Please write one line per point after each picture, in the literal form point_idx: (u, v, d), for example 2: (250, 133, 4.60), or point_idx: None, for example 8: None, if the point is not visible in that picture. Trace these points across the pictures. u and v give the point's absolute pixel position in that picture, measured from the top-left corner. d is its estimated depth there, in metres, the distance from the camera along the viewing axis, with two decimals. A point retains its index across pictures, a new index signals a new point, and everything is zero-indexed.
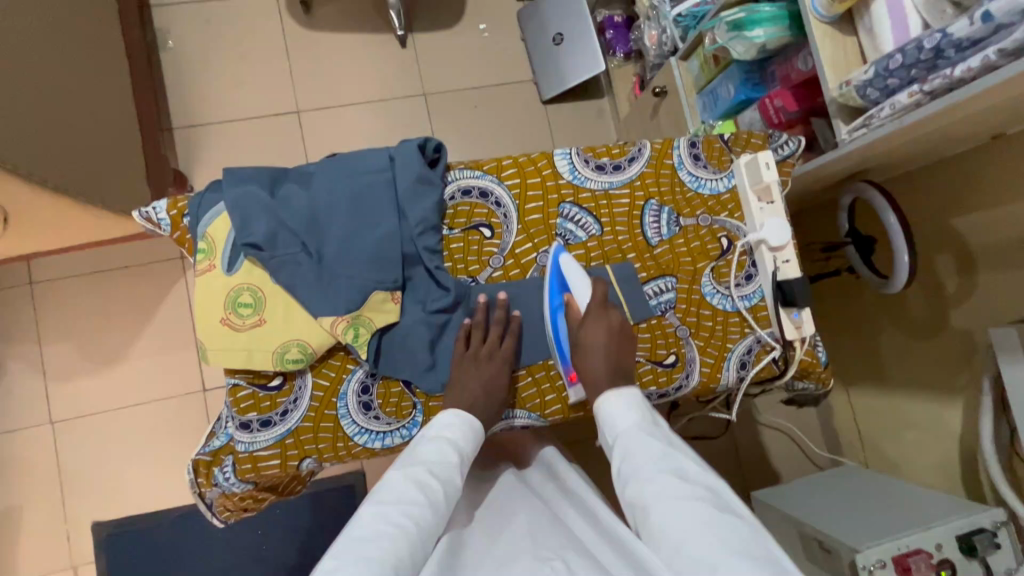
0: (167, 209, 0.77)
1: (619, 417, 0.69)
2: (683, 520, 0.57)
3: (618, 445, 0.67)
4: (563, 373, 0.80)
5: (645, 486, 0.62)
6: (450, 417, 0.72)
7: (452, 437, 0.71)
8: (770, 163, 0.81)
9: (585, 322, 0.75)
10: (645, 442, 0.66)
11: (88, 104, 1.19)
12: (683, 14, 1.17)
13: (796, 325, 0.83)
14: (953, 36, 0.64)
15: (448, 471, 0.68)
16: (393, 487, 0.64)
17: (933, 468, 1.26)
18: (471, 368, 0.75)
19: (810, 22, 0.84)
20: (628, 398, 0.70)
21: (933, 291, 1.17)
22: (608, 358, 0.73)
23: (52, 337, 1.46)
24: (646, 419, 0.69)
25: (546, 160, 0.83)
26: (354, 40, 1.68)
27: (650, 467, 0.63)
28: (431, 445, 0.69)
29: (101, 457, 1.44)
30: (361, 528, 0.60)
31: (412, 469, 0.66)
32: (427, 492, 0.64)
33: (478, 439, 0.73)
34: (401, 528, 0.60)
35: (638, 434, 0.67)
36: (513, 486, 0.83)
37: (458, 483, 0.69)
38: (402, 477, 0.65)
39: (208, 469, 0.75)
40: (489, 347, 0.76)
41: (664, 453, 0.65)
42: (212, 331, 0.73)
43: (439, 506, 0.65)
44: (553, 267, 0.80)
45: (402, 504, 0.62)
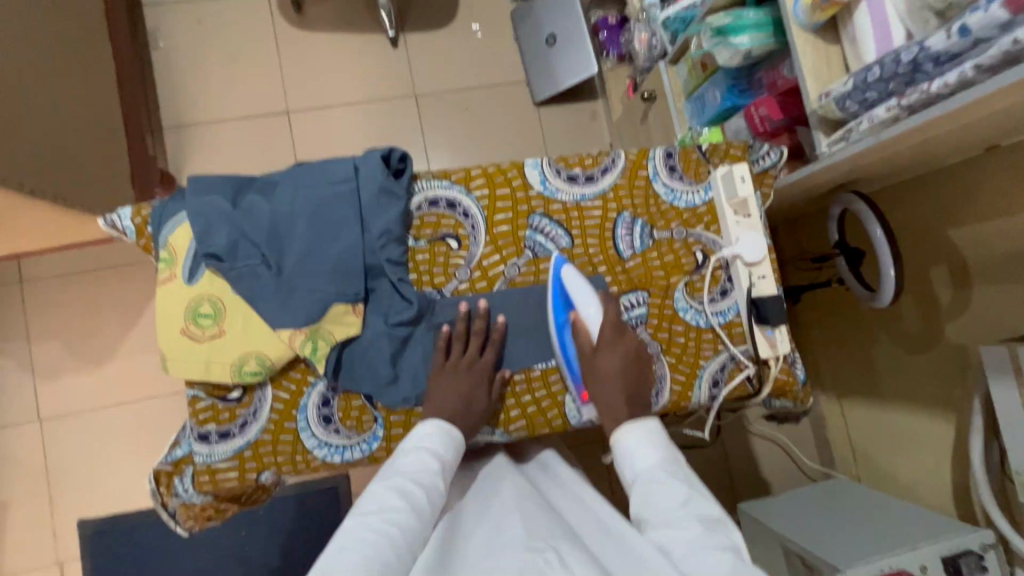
0: (131, 217, 0.77)
1: (641, 455, 0.68)
2: (702, 564, 0.53)
3: (638, 486, 0.65)
4: (575, 391, 0.79)
5: (665, 529, 0.58)
6: (425, 426, 0.70)
7: (432, 446, 0.68)
8: (746, 176, 0.79)
9: (598, 349, 0.75)
10: (667, 484, 0.63)
11: (73, 105, 1.19)
12: (671, 18, 1.09)
13: (771, 342, 0.80)
14: (930, 49, 0.61)
15: (430, 478, 0.65)
16: (375, 497, 0.61)
17: (926, 484, 1.22)
18: (449, 381, 0.73)
19: (792, 30, 0.81)
20: (650, 437, 0.69)
21: (927, 304, 1.14)
22: (622, 386, 0.74)
23: (41, 336, 1.47)
24: (669, 461, 0.67)
25: (516, 170, 0.82)
26: (345, 40, 1.66)
27: (672, 510, 0.60)
28: (410, 456, 0.67)
29: (88, 455, 1.45)
30: (345, 539, 0.56)
31: (394, 480, 0.63)
32: (410, 499, 0.61)
33: (457, 448, 0.71)
34: (384, 533, 0.56)
35: (661, 476, 0.64)
36: (501, 467, 0.81)
37: (442, 488, 0.65)
38: (385, 487, 0.62)
39: (169, 479, 0.75)
40: (468, 359, 0.75)
41: (686, 498, 0.61)
42: (172, 341, 0.72)
43: (424, 514, 0.61)
44: (553, 280, 0.77)
45: (386, 512, 0.59)
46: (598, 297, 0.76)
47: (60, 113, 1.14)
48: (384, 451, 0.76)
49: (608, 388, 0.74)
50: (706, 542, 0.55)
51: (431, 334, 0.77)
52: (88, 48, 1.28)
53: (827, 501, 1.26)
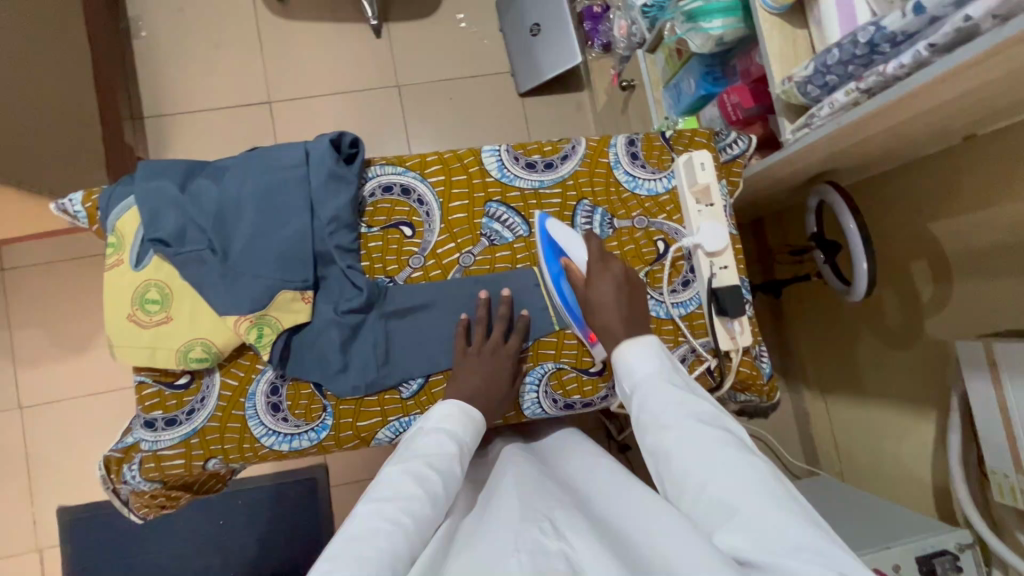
0: (81, 202, 0.76)
1: (638, 363, 0.63)
2: (711, 467, 0.51)
3: (636, 393, 0.61)
4: (582, 335, 0.75)
5: (668, 433, 0.55)
6: (447, 409, 0.68)
7: (450, 431, 0.66)
8: (706, 163, 0.77)
9: (590, 282, 0.71)
10: (663, 390, 0.60)
11: (46, 91, 1.18)
12: (648, 5, 1.10)
13: (731, 335, 0.79)
14: (887, 29, 0.59)
15: (448, 462, 0.62)
16: (390, 482, 0.57)
17: (910, 483, 1.19)
18: (475, 362, 0.73)
19: (758, 14, 0.79)
20: (647, 346, 0.64)
21: (908, 298, 1.10)
22: (625, 312, 0.69)
23: (21, 324, 1.47)
24: (665, 365, 0.63)
25: (472, 156, 0.80)
26: (327, 30, 1.65)
27: (670, 414, 0.57)
28: (429, 438, 0.64)
29: (66, 443, 1.45)
30: (357, 527, 0.52)
31: (409, 463, 0.60)
32: (426, 485, 0.57)
33: (476, 432, 0.69)
34: (399, 524, 0.52)
35: (657, 381, 0.61)
36: (515, 452, 0.77)
37: (459, 475, 0.62)
38: (398, 468, 0.59)
39: (118, 466, 0.74)
40: (493, 342, 0.75)
41: (683, 400, 0.58)
42: (117, 327, 0.71)
43: (439, 503, 0.58)
44: (541, 233, 0.76)
45: (400, 499, 0.55)
46: (584, 238, 0.75)
47: (30, 98, 1.13)
48: (333, 440, 0.76)
49: (605, 312, 0.69)
50: (707, 441, 0.53)
51: (406, 324, 0.77)
52: (65, 34, 1.27)
53: (807, 499, 1.23)
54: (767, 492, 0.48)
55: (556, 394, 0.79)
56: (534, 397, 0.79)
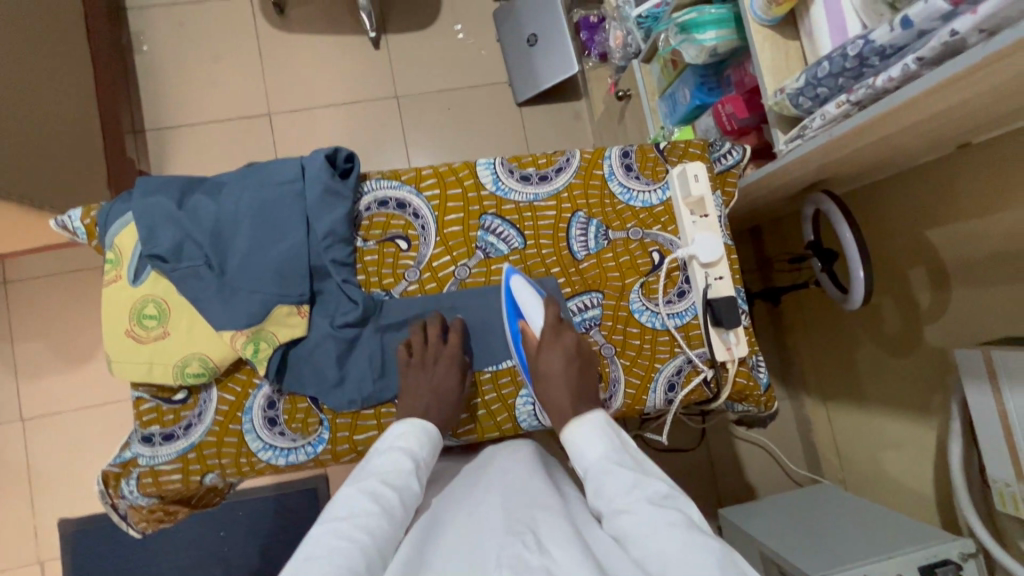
0: (81, 218, 0.77)
1: (588, 448, 0.64)
2: (665, 547, 0.50)
3: (589, 481, 0.61)
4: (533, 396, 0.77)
5: (621, 517, 0.55)
6: (402, 427, 0.69)
7: (407, 446, 0.67)
8: (700, 175, 0.77)
9: (541, 349, 0.73)
10: (615, 474, 0.60)
11: (49, 107, 1.20)
12: (644, 16, 1.10)
13: (727, 345, 0.79)
14: (875, 42, 0.59)
15: (404, 478, 0.63)
16: (345, 503, 0.59)
17: (911, 491, 1.19)
18: (419, 374, 0.73)
19: (750, 27, 0.79)
20: (595, 426, 0.66)
21: (908, 306, 1.10)
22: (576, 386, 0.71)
23: (24, 336, 1.48)
24: (615, 448, 0.64)
25: (467, 169, 0.81)
26: (326, 42, 1.67)
27: (624, 498, 0.57)
28: (383, 458, 0.65)
29: (68, 455, 1.46)
30: (313, 549, 0.53)
31: (364, 483, 0.61)
32: (381, 501, 0.59)
33: (433, 446, 0.70)
34: (354, 540, 0.53)
35: (608, 465, 0.61)
36: (496, 451, 0.78)
37: (417, 490, 0.63)
38: (353, 489, 0.60)
39: (117, 481, 0.75)
40: (433, 350, 0.74)
41: (636, 482, 0.58)
42: (116, 342, 0.72)
43: (397, 515, 0.59)
44: (506, 292, 0.77)
45: (355, 516, 0.56)
46: (545, 303, 0.76)
47: (32, 114, 1.14)
48: (330, 454, 0.75)
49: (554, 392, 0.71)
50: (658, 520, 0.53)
51: (401, 337, 0.77)
52: (67, 50, 1.28)
53: (809, 508, 1.23)
54: (718, 566, 0.47)
55: None
56: (531, 409, 0.78)
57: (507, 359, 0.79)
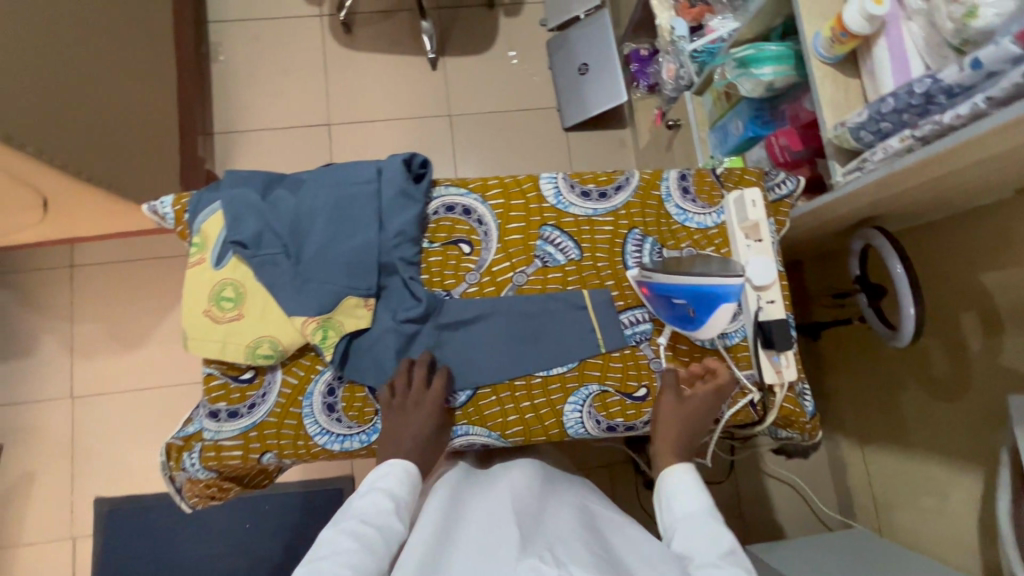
0: (171, 204, 0.84)
1: (687, 496, 0.69)
2: None
3: (682, 522, 0.67)
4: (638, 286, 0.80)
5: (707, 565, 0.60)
6: (384, 466, 0.71)
7: (387, 486, 0.68)
8: (757, 201, 0.80)
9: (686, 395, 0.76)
10: (711, 528, 0.65)
11: (140, 106, 1.29)
12: (699, 50, 1.20)
13: (776, 368, 0.79)
14: (943, 81, 0.62)
15: (384, 517, 0.64)
16: (328, 544, 0.61)
17: (951, 539, 1.16)
18: (402, 418, 0.73)
19: (812, 63, 0.83)
20: (699, 481, 0.71)
21: (956, 349, 1.09)
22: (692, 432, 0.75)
23: (83, 318, 1.56)
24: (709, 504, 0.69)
25: (531, 182, 0.85)
26: (387, 61, 1.76)
27: (711, 553, 0.62)
28: (365, 498, 0.66)
29: (111, 435, 1.51)
30: None
31: (344, 524, 0.63)
32: (360, 539, 0.61)
33: (415, 484, 0.71)
34: None
35: (706, 519, 0.66)
36: (513, 464, 0.82)
37: (399, 529, 0.65)
38: (336, 530, 0.62)
39: (179, 453, 0.79)
40: (415, 394, 0.74)
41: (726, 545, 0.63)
42: (194, 321, 0.76)
43: (379, 552, 0.61)
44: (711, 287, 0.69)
45: (337, 556, 0.59)
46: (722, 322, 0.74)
47: (125, 108, 1.23)
48: None
49: (669, 418, 0.75)
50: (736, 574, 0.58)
51: (457, 336, 0.80)
52: (156, 54, 1.39)
53: (846, 552, 1.19)
54: None
55: (600, 415, 0.80)
56: (578, 416, 0.80)
57: (557, 366, 0.80)
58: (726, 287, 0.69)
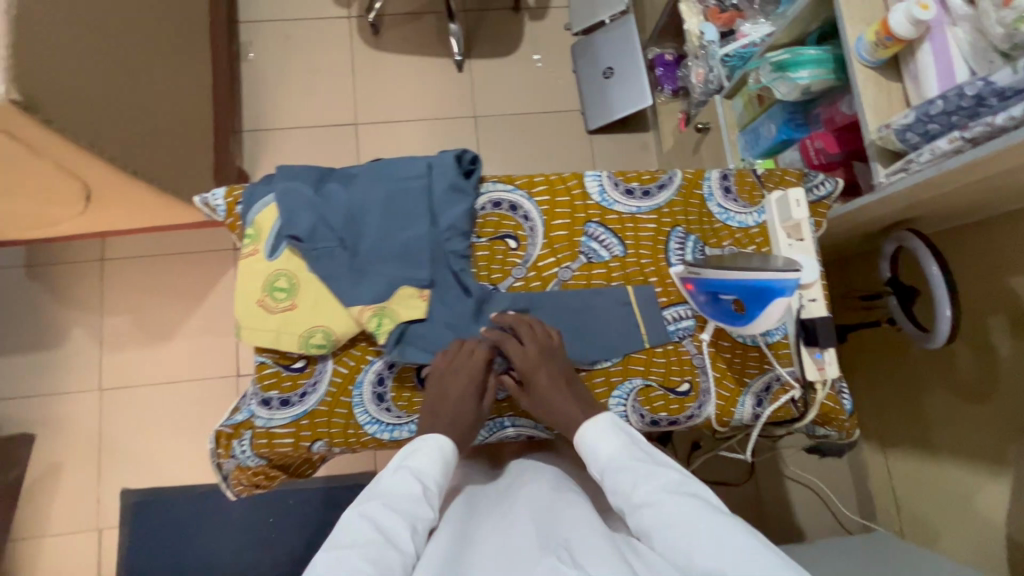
0: (223, 197, 0.85)
1: (604, 449, 0.67)
2: (693, 536, 0.53)
3: (609, 475, 0.64)
4: (681, 283, 0.82)
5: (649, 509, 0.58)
6: (416, 445, 0.68)
7: (414, 467, 0.65)
8: (801, 200, 0.80)
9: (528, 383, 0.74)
10: (640, 469, 0.63)
11: (181, 102, 1.31)
12: (731, 55, 1.22)
13: (819, 365, 0.79)
14: (996, 83, 0.64)
15: (409, 501, 0.61)
16: (349, 528, 0.57)
17: (978, 546, 1.14)
18: (449, 375, 0.75)
19: (854, 67, 0.84)
20: (615, 429, 0.69)
21: (984, 352, 1.10)
22: (578, 404, 0.73)
23: (113, 311, 1.58)
24: (630, 443, 0.67)
25: (576, 180, 0.86)
26: (414, 62, 1.79)
27: (651, 491, 0.60)
28: (393, 478, 0.64)
29: (138, 427, 1.53)
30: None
31: (366, 507, 0.60)
32: (383, 527, 0.57)
33: (444, 463, 0.68)
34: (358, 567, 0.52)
35: (633, 458, 0.64)
36: (524, 469, 0.81)
37: (427, 514, 0.61)
38: (359, 515, 0.59)
39: (227, 441, 0.80)
40: (466, 354, 0.76)
41: (657, 475, 0.61)
42: (248, 310, 0.78)
43: (404, 539, 0.57)
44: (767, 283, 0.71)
45: (358, 544, 0.55)
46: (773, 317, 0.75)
47: (168, 104, 1.25)
48: None
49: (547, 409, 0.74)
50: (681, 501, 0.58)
51: None
52: (194, 52, 1.41)
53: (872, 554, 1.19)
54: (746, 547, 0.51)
55: (644, 409, 0.81)
56: (622, 410, 0.81)
57: (602, 360, 0.82)
58: (782, 281, 0.70)
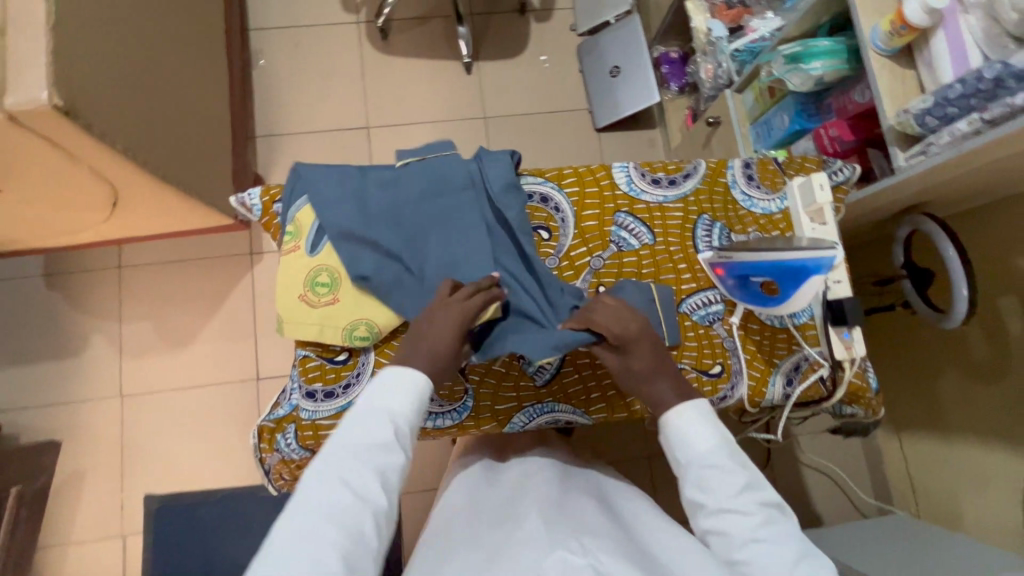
0: (260, 196, 0.87)
1: (693, 439, 0.65)
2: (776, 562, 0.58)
3: (694, 471, 0.64)
4: (710, 267, 0.85)
5: (729, 518, 0.61)
6: (387, 384, 0.65)
7: (387, 410, 0.64)
8: (824, 184, 0.83)
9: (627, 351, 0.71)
10: (729, 473, 0.63)
11: (201, 107, 1.33)
12: (740, 50, 1.26)
13: (846, 344, 0.82)
14: (1014, 66, 0.67)
15: (377, 453, 0.61)
16: (318, 485, 0.59)
17: (996, 523, 1.16)
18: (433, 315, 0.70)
19: (869, 55, 0.87)
20: (699, 415, 0.67)
21: (995, 331, 1.13)
22: (664, 377, 0.70)
23: (131, 318, 1.59)
24: (718, 438, 0.65)
25: (604, 171, 0.89)
26: (423, 66, 1.81)
27: (735, 500, 0.62)
28: (361, 425, 0.62)
29: (160, 433, 1.53)
30: (285, 542, 0.55)
31: (336, 459, 0.60)
32: (353, 487, 0.59)
33: (419, 400, 0.66)
34: (324, 534, 0.55)
35: (718, 458, 0.64)
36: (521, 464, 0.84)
37: (397, 462, 0.62)
38: (322, 471, 0.59)
39: (271, 435, 0.81)
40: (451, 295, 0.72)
41: (746, 484, 0.62)
42: (291, 305, 0.80)
43: (372, 497, 0.59)
44: (804, 263, 0.73)
45: (326, 507, 0.57)
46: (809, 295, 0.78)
47: (189, 109, 1.27)
48: (473, 421, 0.83)
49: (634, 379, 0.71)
50: (764, 519, 0.61)
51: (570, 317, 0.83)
52: (211, 58, 1.43)
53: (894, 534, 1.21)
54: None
55: None
56: None
57: None
58: (819, 259, 0.72)
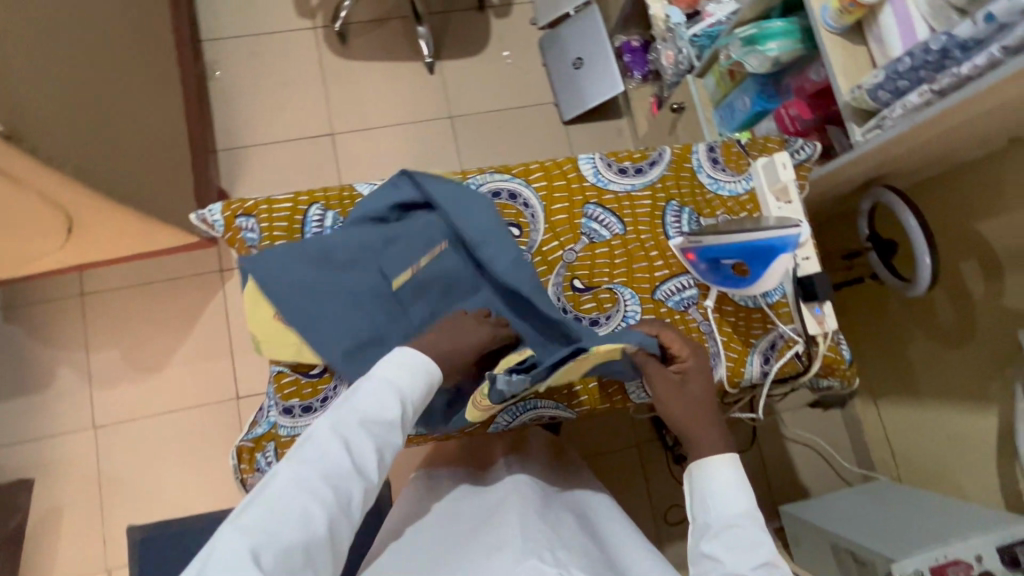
0: (221, 211, 0.85)
1: (719, 488, 0.65)
2: None
3: (713, 518, 0.64)
4: (682, 253, 0.86)
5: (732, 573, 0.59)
6: (398, 363, 0.65)
7: (397, 386, 0.64)
8: (787, 163, 0.84)
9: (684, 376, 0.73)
10: (744, 530, 0.62)
11: (154, 123, 1.28)
12: (699, 35, 1.26)
13: (819, 320, 0.83)
14: (958, 36, 0.68)
15: (382, 427, 0.62)
16: (319, 444, 0.58)
17: (976, 479, 1.20)
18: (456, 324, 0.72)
19: (821, 34, 0.89)
20: (732, 471, 0.67)
21: (960, 296, 1.16)
22: (710, 416, 0.71)
23: (100, 345, 1.53)
24: (742, 492, 0.65)
25: (570, 163, 0.89)
26: (385, 68, 1.78)
27: (743, 559, 0.59)
28: (371, 396, 0.62)
29: (139, 461, 1.49)
30: (277, 493, 0.55)
31: (342, 422, 0.60)
32: (353, 455, 0.59)
33: (426, 388, 0.67)
34: (316, 493, 0.55)
35: (741, 517, 0.63)
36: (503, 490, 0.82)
37: (397, 444, 0.63)
38: (333, 431, 0.59)
39: (250, 455, 0.80)
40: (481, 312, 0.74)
41: (761, 554, 0.60)
42: (265, 325, 0.80)
43: (368, 472, 0.60)
44: (769, 241, 0.74)
45: (324, 466, 0.57)
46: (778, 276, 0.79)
47: (141, 125, 1.22)
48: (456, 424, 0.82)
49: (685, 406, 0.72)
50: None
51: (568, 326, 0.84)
52: (162, 72, 1.38)
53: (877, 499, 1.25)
54: None
55: None
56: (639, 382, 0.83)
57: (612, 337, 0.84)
58: (784, 238, 0.73)
